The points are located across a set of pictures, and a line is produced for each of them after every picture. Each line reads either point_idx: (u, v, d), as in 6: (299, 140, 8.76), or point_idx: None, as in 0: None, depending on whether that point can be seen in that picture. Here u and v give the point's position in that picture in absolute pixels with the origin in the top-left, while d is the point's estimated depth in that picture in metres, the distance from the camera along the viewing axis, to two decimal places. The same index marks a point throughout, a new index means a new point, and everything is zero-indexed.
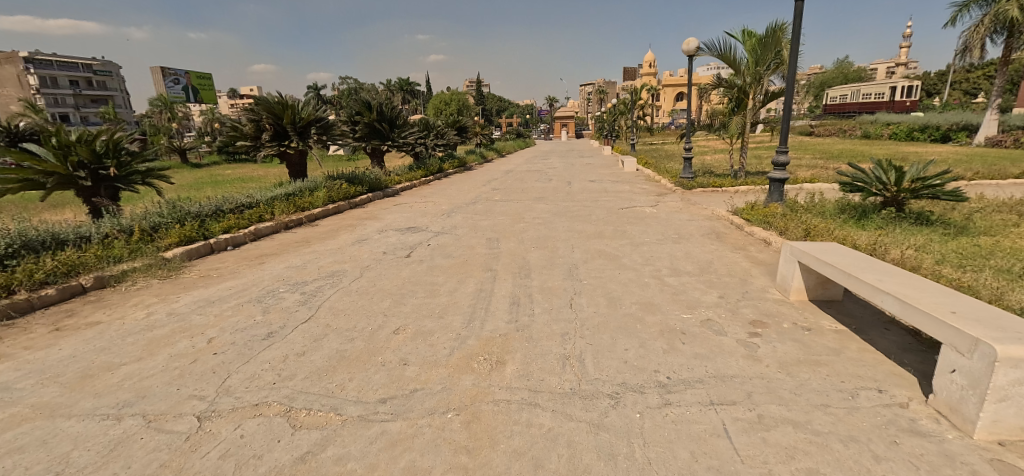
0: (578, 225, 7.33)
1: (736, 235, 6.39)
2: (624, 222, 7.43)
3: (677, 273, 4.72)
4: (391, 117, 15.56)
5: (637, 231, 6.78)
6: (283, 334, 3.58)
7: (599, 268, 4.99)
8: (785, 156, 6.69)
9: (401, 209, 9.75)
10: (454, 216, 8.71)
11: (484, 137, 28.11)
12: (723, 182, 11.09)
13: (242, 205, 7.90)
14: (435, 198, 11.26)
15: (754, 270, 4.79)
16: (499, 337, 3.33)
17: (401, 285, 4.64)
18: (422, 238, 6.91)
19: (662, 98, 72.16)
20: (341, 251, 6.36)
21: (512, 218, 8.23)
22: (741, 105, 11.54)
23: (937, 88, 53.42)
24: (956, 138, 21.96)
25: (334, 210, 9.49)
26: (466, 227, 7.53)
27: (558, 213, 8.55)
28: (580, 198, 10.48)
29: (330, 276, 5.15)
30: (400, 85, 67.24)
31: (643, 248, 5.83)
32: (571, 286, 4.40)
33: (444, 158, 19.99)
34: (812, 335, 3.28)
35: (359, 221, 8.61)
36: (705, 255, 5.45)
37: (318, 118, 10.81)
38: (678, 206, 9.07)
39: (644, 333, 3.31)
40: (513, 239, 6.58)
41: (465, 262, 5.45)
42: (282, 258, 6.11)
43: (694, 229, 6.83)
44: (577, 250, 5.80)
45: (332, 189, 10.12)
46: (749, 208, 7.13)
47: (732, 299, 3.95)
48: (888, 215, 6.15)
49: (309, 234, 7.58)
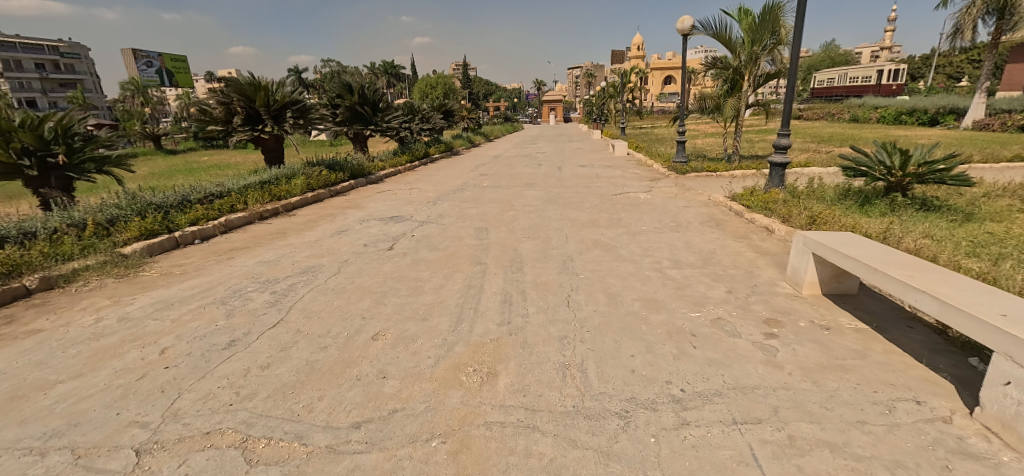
0: (571, 213, 6.97)
1: (736, 222, 6.10)
2: (618, 210, 7.11)
3: (680, 265, 4.41)
4: (374, 100, 14.88)
5: (633, 219, 6.46)
6: (247, 343, 3.19)
7: (596, 260, 4.65)
8: (787, 139, 6.39)
9: (384, 197, 9.27)
10: (440, 204, 8.27)
11: (471, 121, 27.38)
12: (717, 167, 10.83)
13: (211, 195, 7.36)
14: (420, 185, 10.76)
15: (760, 261, 4.51)
16: (490, 343, 2.99)
17: (382, 282, 4.25)
18: (406, 228, 6.50)
19: (651, 82, 71.52)
20: (318, 244, 5.91)
21: (501, 206, 7.83)
22: (736, 86, 11.20)
23: (922, 72, 53.82)
24: (944, 122, 22.03)
25: (313, 198, 8.97)
26: (454, 216, 7.13)
27: (549, 200, 8.16)
28: (572, 184, 10.12)
29: (305, 272, 4.73)
30: (385, 68, 65.47)
31: (641, 237, 5.50)
32: (567, 281, 4.07)
33: (430, 143, 19.36)
34: (833, 334, 3.00)
35: (340, 210, 8.14)
36: (707, 244, 5.14)
37: (294, 100, 10.18)
38: (673, 192, 8.78)
39: (651, 335, 3.00)
40: (503, 228, 6.20)
41: (452, 255, 5.06)
42: (254, 252, 5.64)
43: (692, 217, 6.53)
44: (571, 240, 5.46)
45: (311, 176, 9.58)
46: (749, 194, 6.85)
47: (741, 295, 3.66)
48: (892, 201, 5.92)
49: (285, 225, 7.10)
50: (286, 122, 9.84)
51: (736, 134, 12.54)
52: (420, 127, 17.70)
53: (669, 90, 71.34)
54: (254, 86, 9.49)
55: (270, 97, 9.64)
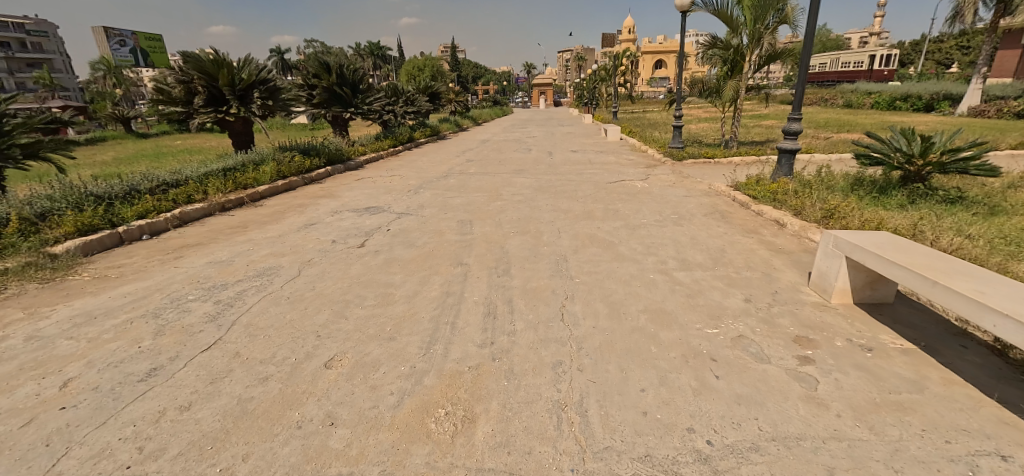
0: (563, 203, 6.39)
1: (743, 214, 5.60)
2: (614, 199, 6.55)
3: (688, 266, 3.90)
4: (354, 81, 13.96)
5: (631, 210, 5.92)
6: (171, 373, 2.61)
7: (593, 259, 4.12)
8: (799, 124, 5.86)
9: (362, 185, 8.60)
10: (422, 193, 7.64)
11: (459, 104, 26.38)
12: (715, 153, 10.33)
13: (165, 184, 6.62)
14: (402, 172, 10.07)
15: (776, 261, 4.01)
16: (468, 372, 2.44)
17: (346, 288, 3.67)
18: (382, 220, 5.88)
19: (642, 65, 70.41)
20: (281, 239, 5.27)
21: (488, 196, 7.22)
22: (737, 67, 10.60)
23: (912, 57, 53.65)
24: (939, 108, 21.78)
25: (284, 186, 8.26)
26: (435, 208, 6.51)
27: (540, 189, 7.59)
28: (564, 171, 9.52)
29: (259, 275, 4.10)
30: (370, 49, 63.41)
31: (641, 231, 4.97)
32: (561, 286, 3.52)
33: (415, 127, 18.48)
34: (877, 358, 2.52)
35: (312, 200, 7.46)
36: (715, 239, 4.63)
37: (262, 79, 9.34)
38: (671, 180, 8.25)
39: (663, 361, 2.48)
40: (489, 221, 5.62)
41: (430, 253, 4.48)
42: (207, 250, 4.99)
43: (695, 208, 6.01)
44: (565, 235, 4.90)
45: (282, 162, 8.83)
46: (755, 184, 6.34)
47: (761, 304, 3.16)
48: (911, 192, 5.45)
49: (248, 217, 6.42)
50: (253, 104, 9.01)
51: (734, 119, 12.01)
52: (404, 109, 16.81)
53: (661, 74, 70.40)
54: (216, 63, 8.64)
55: (235, 75, 8.80)
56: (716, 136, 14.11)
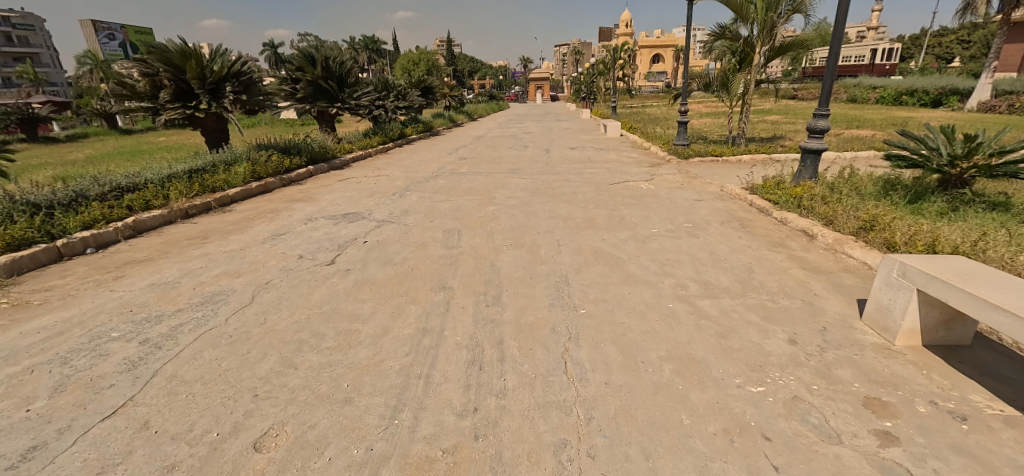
0: (563, 209, 5.76)
1: (764, 222, 4.99)
2: (619, 204, 5.93)
3: (712, 291, 3.28)
4: (341, 74, 13.22)
5: (639, 217, 5.29)
6: (52, 457, 1.97)
7: (600, 281, 3.50)
8: (826, 121, 5.25)
9: (344, 187, 7.93)
10: (408, 196, 7.00)
11: (453, 99, 25.57)
12: (723, 150, 9.71)
13: (119, 188, 5.95)
14: (389, 171, 9.40)
15: (814, 284, 3.41)
16: (441, 459, 1.83)
17: (303, 322, 3.03)
18: (360, 229, 5.24)
19: (640, 59, 69.46)
20: (242, 252, 4.61)
21: (480, 199, 6.57)
22: (747, 60, 9.96)
23: (912, 52, 53.13)
24: (947, 103, 21.18)
25: (259, 188, 7.59)
26: (420, 214, 5.86)
27: (536, 191, 6.96)
28: (562, 170, 8.89)
29: (204, 303, 3.45)
30: (365, 43, 62.33)
31: (652, 244, 4.34)
32: (562, 320, 2.90)
33: (407, 122, 17.73)
34: (978, 434, 1.92)
35: (287, 204, 6.80)
36: (738, 254, 4.03)
37: (236, 71, 8.60)
38: (678, 180, 7.64)
39: (700, 441, 1.87)
40: (479, 230, 4.98)
41: (407, 271, 3.85)
42: (154, 268, 4.33)
43: (709, 214, 5.41)
44: (565, 248, 4.27)
45: (258, 161, 8.15)
46: (774, 187, 5.74)
47: (811, 348, 2.55)
48: (954, 199, 4.85)
49: (212, 225, 5.75)
50: (226, 98, 8.29)
51: (742, 115, 11.40)
52: (395, 105, 16.06)
53: (658, 68, 69.48)
54: (183, 53, 7.93)
55: (205, 67, 8.09)
56: (720, 132, 13.49)
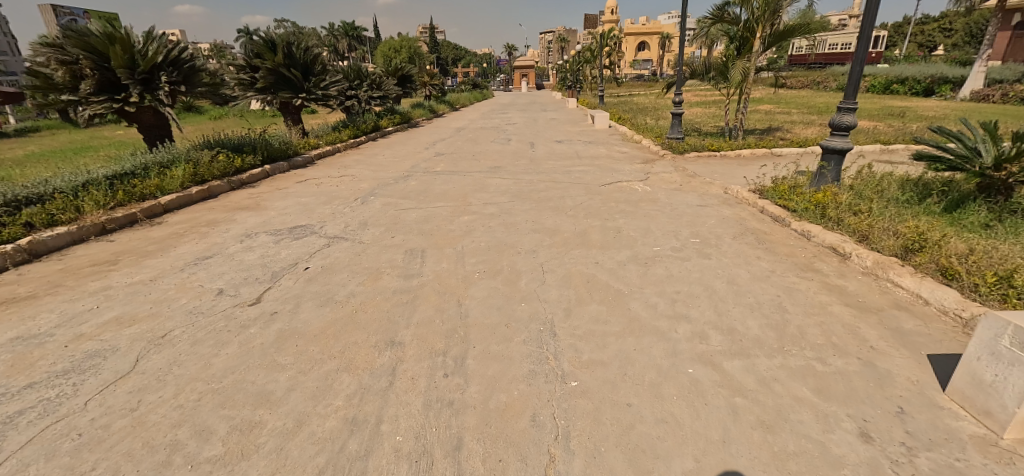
0: (548, 219, 4.94)
1: (783, 237, 4.25)
2: (613, 212, 5.15)
3: (741, 345, 2.52)
4: (306, 62, 12.08)
5: (638, 230, 4.51)
6: None
7: (595, 329, 2.70)
8: (852, 116, 4.50)
9: (301, 191, 6.98)
10: (371, 201, 6.10)
11: (433, 88, 24.39)
12: (722, 144, 8.98)
13: (16, 201, 4.93)
14: (356, 171, 8.44)
15: (867, 331, 2.67)
16: None
17: (189, 410, 2.18)
18: (305, 248, 4.36)
19: (626, 47, 68.38)
20: (150, 285, 3.70)
21: (453, 206, 5.71)
22: (746, 45, 9.22)
23: (896, 40, 53.21)
24: (939, 92, 20.80)
25: (201, 193, 6.60)
26: (382, 225, 4.98)
27: (519, 195, 6.14)
28: (548, 168, 8.06)
29: (69, 372, 2.57)
30: (344, 30, 60.08)
31: (657, 269, 3.56)
32: (546, 402, 2.11)
33: (382, 113, 16.58)
34: None
35: (229, 214, 5.84)
36: (764, 284, 3.28)
37: (174, 57, 7.48)
38: (677, 180, 6.89)
39: None
40: (448, 249, 4.14)
41: (350, 314, 3.01)
42: (32, 310, 3.41)
43: (717, 224, 4.67)
44: (551, 276, 3.47)
45: (202, 161, 7.11)
46: (790, 191, 5.02)
47: (894, 450, 1.81)
48: (1000, 208, 4.15)
49: (130, 244, 4.80)
50: (161, 90, 7.15)
51: (739, 105, 10.70)
52: (369, 95, 14.91)
53: (644, 57, 68.53)
54: (107, 38, 6.81)
55: (134, 53, 6.98)
56: (714, 124, 12.77)
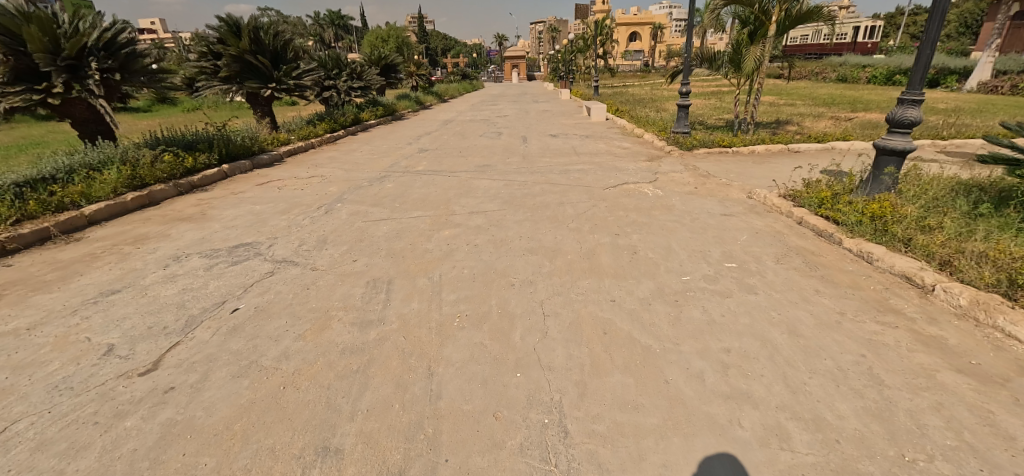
0: (546, 234, 4.07)
1: (837, 260, 3.44)
2: (622, 224, 4.29)
3: (840, 454, 1.71)
4: (275, 48, 10.91)
5: (657, 248, 3.65)
6: None
7: (621, 423, 1.87)
8: (919, 110, 3.69)
9: (258, 196, 6.01)
10: (336, 209, 5.18)
11: (419, 78, 23.20)
12: (734, 139, 8.17)
13: None
14: (326, 171, 7.46)
15: (1006, 419, 1.88)
16: None
17: None
18: (242, 276, 3.46)
19: (619, 37, 67.14)
20: (22, 338, 2.78)
21: (432, 215, 4.80)
22: (761, 30, 8.33)
23: (889, 31, 52.93)
24: (945, 83, 20.07)
25: (139, 200, 5.64)
26: (344, 242, 4.09)
27: (510, 201, 5.26)
28: (543, 167, 7.17)
29: None
30: (329, 18, 58.07)
31: (691, 310, 2.73)
32: None
33: (364, 104, 15.41)
34: None
35: (163, 227, 4.89)
36: (838, 337, 2.46)
37: (107, 40, 6.34)
38: (690, 181, 6.07)
39: None
40: (421, 278, 3.25)
41: (275, 395, 2.13)
42: None
43: (751, 241, 3.85)
44: (553, 323, 2.61)
45: (142, 162, 6.13)
46: (834, 200, 4.21)
47: None
48: None
49: (26, 271, 3.84)
50: (91, 79, 6.07)
51: (749, 96, 9.86)
52: (348, 85, 13.80)
53: (636, 47, 67.40)
54: (21, 17, 5.67)
55: (56, 36, 5.88)
56: (718, 117, 11.93)
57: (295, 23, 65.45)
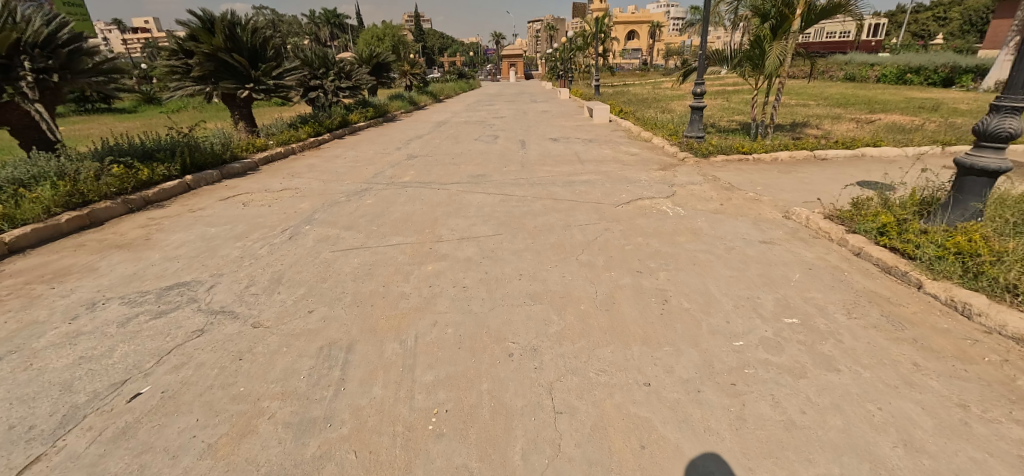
0: (552, 271, 3.31)
1: (924, 313, 2.70)
2: (644, 256, 3.53)
3: None
4: (254, 46, 10.08)
5: (693, 295, 2.89)
6: None
7: None
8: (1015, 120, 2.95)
9: (218, 214, 5.22)
10: (303, 232, 4.41)
11: (414, 77, 22.37)
12: (753, 145, 7.43)
13: None
14: (301, 182, 6.68)
15: None
16: None
17: None
18: (163, 336, 2.68)
19: (618, 35, 66.31)
20: None
21: (415, 241, 4.04)
22: (784, 24, 7.54)
23: (891, 29, 52.30)
24: (960, 82, 19.38)
25: (76, 220, 4.83)
26: (303, 280, 3.32)
27: (508, 222, 4.50)
28: (544, 178, 6.42)
29: None
30: (324, 16, 57.13)
31: (759, 402, 1.98)
32: None
33: (353, 105, 14.58)
34: None
35: (94, 257, 4.09)
36: (975, 454, 1.73)
37: (41, 33, 5.47)
38: (713, 196, 5.32)
39: None
40: (390, 342, 2.48)
41: None
42: None
43: (807, 281, 3.10)
44: (568, 427, 1.85)
45: (83, 176, 5.31)
46: (902, 227, 3.47)
47: None
48: None
49: None
50: (24, 80, 5.24)
51: (766, 97, 9.11)
52: (335, 85, 12.96)
53: (636, 45, 66.65)
54: None
55: None
56: (730, 119, 11.21)
57: (291, 21, 64.39)
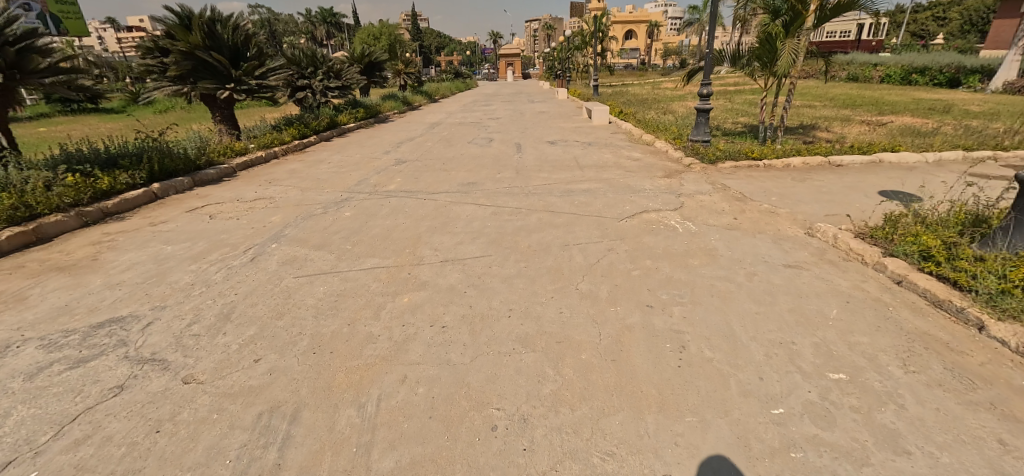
0: (548, 306, 2.83)
1: (995, 363, 2.24)
2: (654, 286, 3.06)
3: None
4: (235, 44, 9.54)
5: (715, 339, 2.43)
6: None
7: None
8: None
9: (180, 228, 4.73)
10: (268, 251, 3.93)
11: (408, 76, 21.86)
12: (763, 149, 6.97)
13: None
14: (279, 190, 6.20)
15: None
16: None
17: None
18: (73, 395, 2.20)
19: (616, 34, 65.88)
20: None
21: (393, 265, 3.56)
22: (796, 21, 7.09)
23: (890, 29, 51.99)
24: (966, 82, 18.99)
25: (19, 237, 4.34)
26: (256, 316, 2.84)
27: (499, 241, 4.02)
28: (540, 186, 5.95)
29: None
30: (320, 15, 56.55)
31: None
32: None
33: (343, 106, 14.05)
34: None
35: (27, 283, 3.59)
36: None
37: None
38: (725, 208, 4.85)
39: None
40: (346, 408, 2.01)
41: None
42: None
43: (847, 319, 2.63)
44: None
45: (31, 186, 4.81)
46: (951, 252, 3.01)
47: None
48: None
49: None
50: None
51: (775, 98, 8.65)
52: (324, 85, 12.43)
53: (634, 44, 66.26)
54: None
55: None
56: (735, 121, 10.75)
57: (286, 19, 63.81)
